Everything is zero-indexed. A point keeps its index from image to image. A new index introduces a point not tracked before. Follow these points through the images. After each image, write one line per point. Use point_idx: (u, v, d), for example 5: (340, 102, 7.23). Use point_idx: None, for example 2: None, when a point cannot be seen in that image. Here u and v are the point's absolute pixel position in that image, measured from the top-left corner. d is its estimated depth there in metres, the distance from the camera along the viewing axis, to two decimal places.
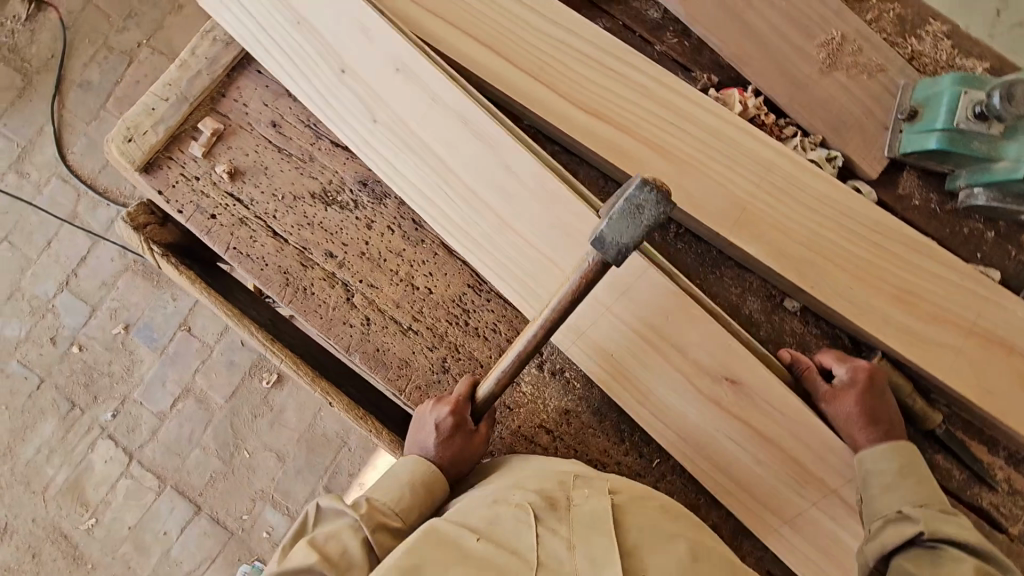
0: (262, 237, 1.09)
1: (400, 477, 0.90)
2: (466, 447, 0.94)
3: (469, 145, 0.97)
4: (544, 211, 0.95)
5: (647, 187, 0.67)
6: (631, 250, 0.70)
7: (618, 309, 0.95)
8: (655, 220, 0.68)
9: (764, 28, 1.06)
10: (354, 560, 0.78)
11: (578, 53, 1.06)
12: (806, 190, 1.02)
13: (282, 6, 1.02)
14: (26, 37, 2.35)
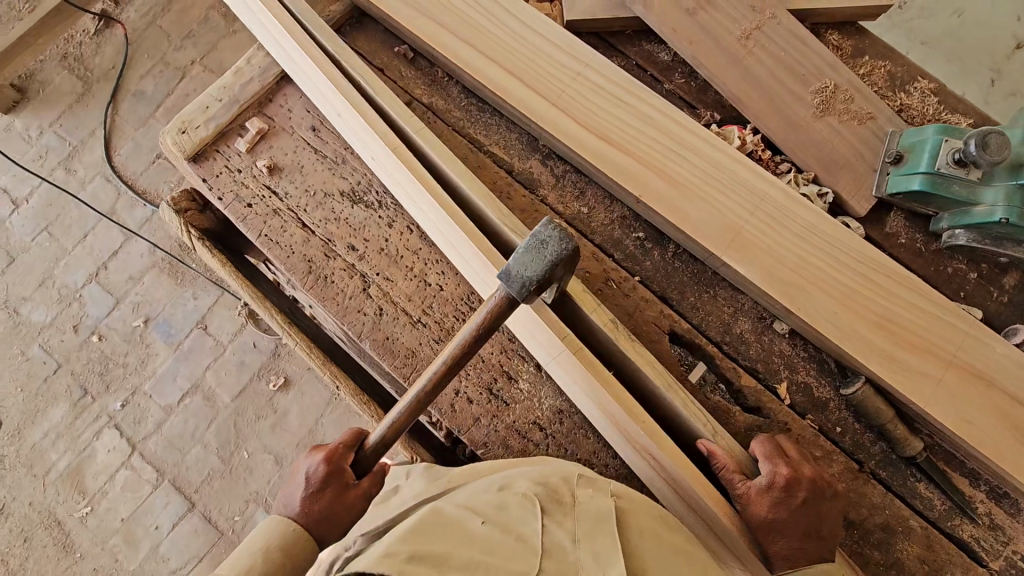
0: (292, 227, 1.18)
1: (253, 551, 0.81)
2: (342, 501, 0.90)
3: (414, 190, 1.07)
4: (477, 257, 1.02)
5: (551, 225, 0.79)
6: (534, 283, 0.79)
7: (557, 362, 0.99)
8: (558, 254, 0.78)
9: (763, 73, 1.16)
10: None
11: (592, 85, 1.17)
12: (798, 220, 1.10)
13: (287, 58, 1.18)
14: (92, 49, 2.57)
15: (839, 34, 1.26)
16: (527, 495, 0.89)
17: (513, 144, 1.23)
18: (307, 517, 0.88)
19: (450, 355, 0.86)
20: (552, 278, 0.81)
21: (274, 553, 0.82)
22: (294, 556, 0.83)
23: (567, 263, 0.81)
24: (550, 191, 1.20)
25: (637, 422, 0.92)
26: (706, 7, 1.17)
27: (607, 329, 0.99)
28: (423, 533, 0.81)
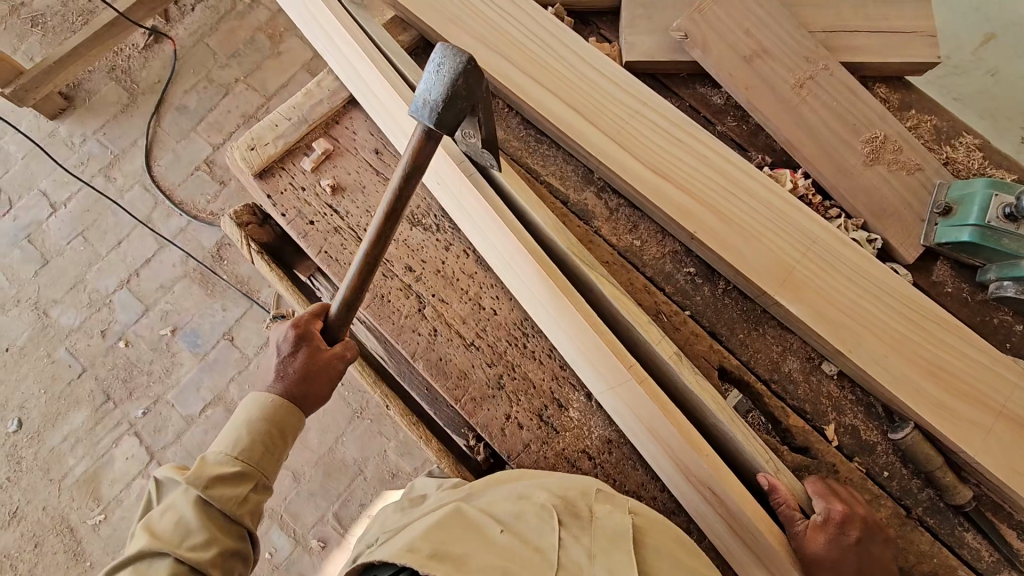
0: (351, 245, 1.21)
1: (236, 427, 1.04)
2: (315, 365, 1.06)
3: (483, 216, 1.08)
4: (523, 266, 1.05)
5: (447, 49, 0.81)
6: (440, 104, 0.79)
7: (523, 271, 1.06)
8: (455, 73, 0.79)
9: (816, 121, 1.20)
10: (191, 524, 0.95)
11: (650, 122, 1.21)
12: (848, 262, 1.11)
13: (364, 89, 1.23)
14: (140, 63, 2.64)
15: (887, 87, 1.31)
16: (546, 505, 0.95)
17: (569, 176, 1.26)
18: (285, 383, 1.06)
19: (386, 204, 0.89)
20: (462, 103, 0.81)
21: (256, 426, 1.04)
22: (274, 425, 1.05)
23: (472, 85, 0.82)
24: (603, 223, 1.23)
25: (689, 446, 0.93)
26: (762, 56, 1.21)
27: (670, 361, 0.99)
28: (446, 534, 0.92)
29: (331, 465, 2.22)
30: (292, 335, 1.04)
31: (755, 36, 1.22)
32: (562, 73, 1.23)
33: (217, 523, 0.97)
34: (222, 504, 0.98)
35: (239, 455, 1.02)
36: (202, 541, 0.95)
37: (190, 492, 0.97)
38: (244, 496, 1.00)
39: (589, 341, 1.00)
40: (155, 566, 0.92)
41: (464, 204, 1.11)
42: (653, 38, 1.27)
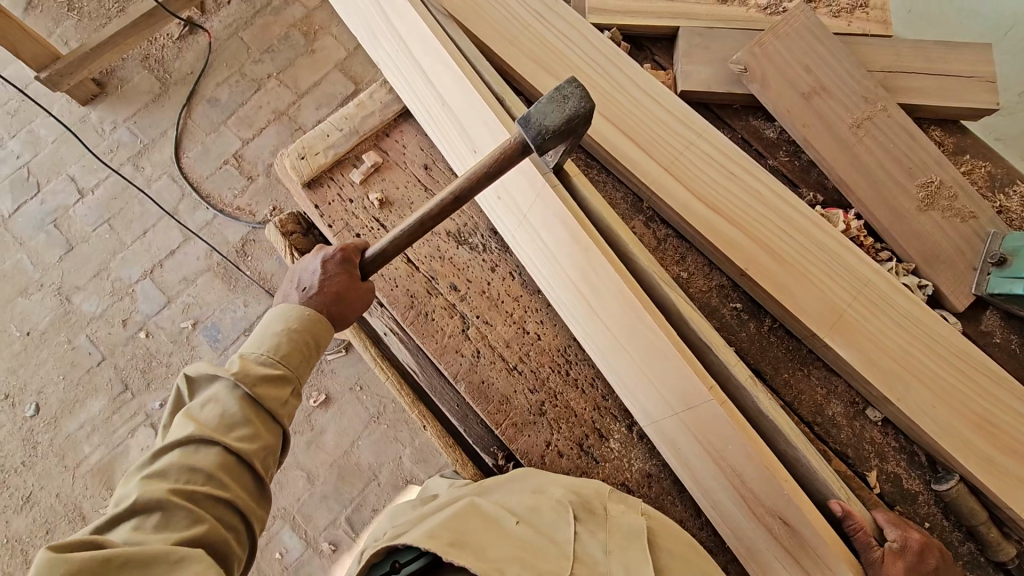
0: (396, 261, 1.20)
1: (276, 329, 0.91)
2: (351, 289, 1.00)
3: (547, 227, 1.05)
4: (580, 272, 1.02)
5: (574, 85, 0.90)
6: (552, 126, 0.87)
7: (570, 274, 1.04)
8: (576, 110, 0.88)
9: (871, 161, 1.19)
10: (234, 416, 0.81)
11: (704, 154, 1.19)
12: (899, 310, 1.11)
13: (422, 98, 1.19)
14: (173, 53, 2.64)
15: (942, 130, 1.30)
16: (563, 500, 0.94)
17: (617, 204, 1.25)
18: (318, 297, 0.97)
19: (460, 184, 0.93)
20: (567, 131, 0.89)
21: (299, 331, 0.92)
22: (313, 333, 0.93)
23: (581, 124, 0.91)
24: (650, 253, 1.22)
25: (769, 475, 0.89)
26: (821, 93, 1.20)
27: (747, 386, 0.98)
28: (460, 526, 0.88)
29: (347, 467, 2.21)
30: (340, 257, 1.00)
31: (815, 73, 1.21)
32: (619, 100, 1.22)
33: (262, 422, 0.84)
34: (269, 403, 0.84)
35: (283, 355, 0.88)
36: (251, 435, 0.81)
37: (236, 385, 0.83)
38: (286, 398, 0.88)
39: (666, 369, 0.96)
40: (202, 453, 0.77)
41: (528, 224, 1.08)
42: (710, 69, 1.26)
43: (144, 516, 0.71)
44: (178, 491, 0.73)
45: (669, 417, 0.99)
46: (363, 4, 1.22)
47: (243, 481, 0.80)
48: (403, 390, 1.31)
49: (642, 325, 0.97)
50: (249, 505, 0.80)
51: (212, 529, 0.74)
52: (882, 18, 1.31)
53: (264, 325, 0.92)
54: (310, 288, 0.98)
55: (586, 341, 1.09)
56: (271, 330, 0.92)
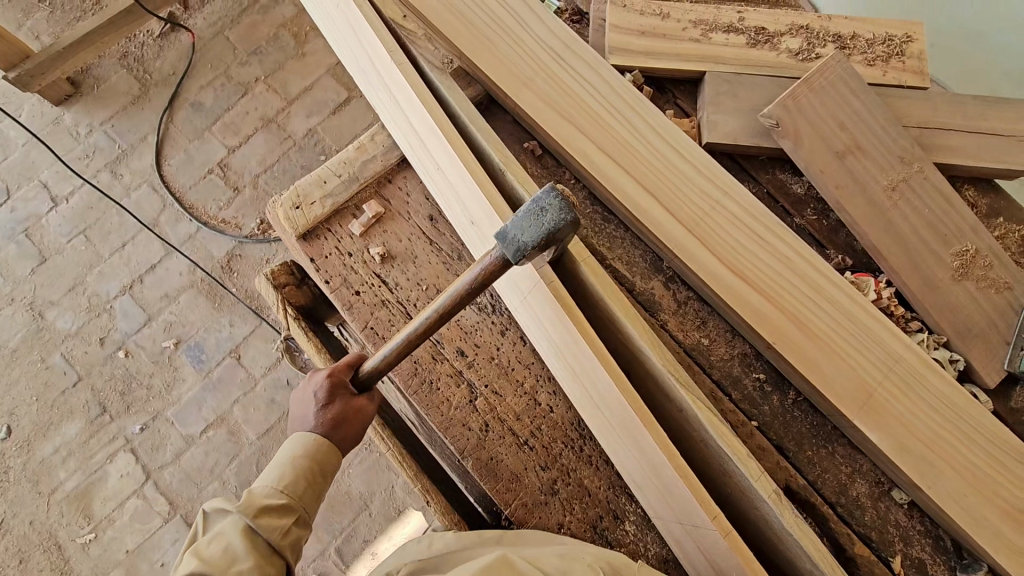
0: (399, 322, 1.11)
1: (283, 459, 0.96)
2: (351, 412, 1.00)
3: (544, 309, 0.97)
4: (579, 362, 0.95)
5: (554, 194, 0.83)
6: (527, 248, 0.82)
7: (569, 360, 0.98)
8: (556, 223, 0.82)
9: (905, 227, 1.13)
10: (237, 549, 0.87)
11: (730, 214, 1.12)
12: (932, 389, 1.06)
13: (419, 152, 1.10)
14: (154, 51, 2.49)
15: (975, 189, 1.23)
16: (594, 566, 0.85)
17: (636, 262, 1.18)
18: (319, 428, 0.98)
19: (444, 304, 0.91)
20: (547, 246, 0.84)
21: (301, 461, 0.96)
22: (317, 462, 0.97)
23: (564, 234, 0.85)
24: (670, 316, 1.15)
25: None
26: (856, 152, 1.14)
27: (771, 501, 0.90)
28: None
29: (336, 497, 2.14)
30: (329, 384, 0.98)
31: (849, 130, 1.14)
32: (640, 152, 1.14)
33: (263, 553, 0.89)
34: (269, 532, 0.90)
35: (286, 488, 0.94)
36: (251, 563, 0.87)
37: (240, 518, 0.90)
38: (287, 527, 0.93)
39: (665, 473, 0.88)
40: None
41: (530, 298, 1.00)
42: (737, 119, 1.18)
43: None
44: None
45: (675, 515, 0.93)
46: (362, 53, 1.16)
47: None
48: (404, 462, 1.19)
49: (636, 424, 0.88)
50: None
51: None
52: (918, 68, 1.24)
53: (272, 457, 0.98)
54: (308, 419, 0.99)
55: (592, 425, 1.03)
56: (276, 463, 0.98)
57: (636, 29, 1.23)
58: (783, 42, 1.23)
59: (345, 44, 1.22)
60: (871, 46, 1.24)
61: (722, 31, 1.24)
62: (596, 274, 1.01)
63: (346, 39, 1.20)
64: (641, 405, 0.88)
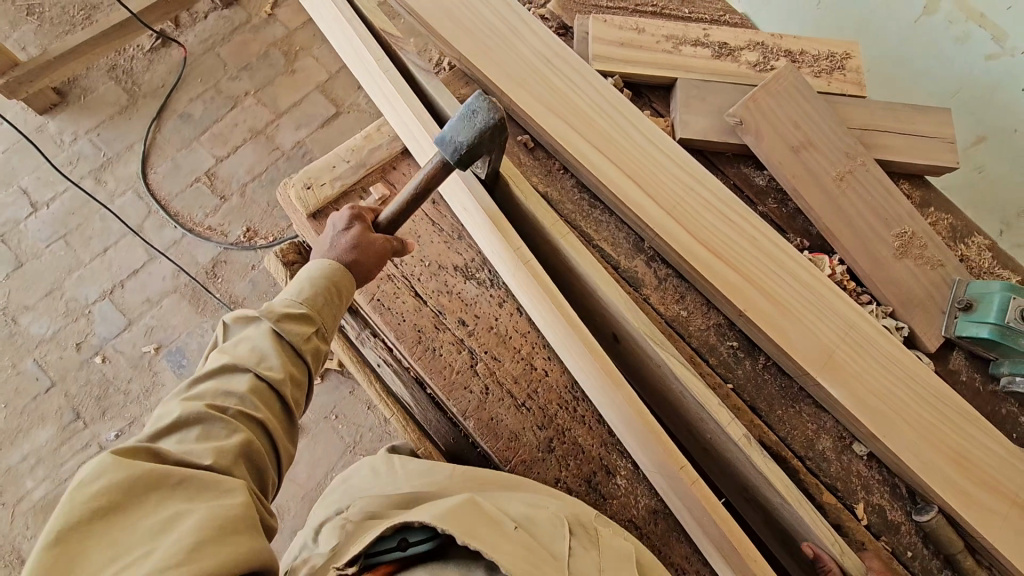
0: (404, 295, 1.19)
1: (305, 279, 1.00)
2: (358, 247, 1.04)
3: (532, 287, 1.09)
4: (561, 330, 1.07)
5: (482, 99, 0.98)
6: (463, 146, 0.97)
7: (554, 329, 1.09)
8: (486, 122, 0.97)
9: (851, 210, 1.29)
10: (265, 349, 0.90)
11: (702, 199, 1.26)
12: (881, 351, 1.20)
13: (407, 136, 1.23)
14: (143, 65, 2.57)
15: (910, 183, 1.41)
16: (559, 515, 0.96)
17: (620, 243, 1.30)
18: (342, 252, 1.03)
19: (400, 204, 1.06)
20: (481, 146, 1.00)
21: (319, 280, 0.99)
22: (335, 281, 1.00)
23: (494, 134, 0.99)
24: (652, 290, 1.27)
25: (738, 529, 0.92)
26: (808, 147, 1.30)
27: (740, 444, 0.97)
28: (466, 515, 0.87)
29: (319, 499, 2.13)
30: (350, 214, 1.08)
31: (803, 129, 1.31)
32: (619, 142, 1.28)
33: (289, 356, 0.92)
34: (294, 337, 0.92)
35: (308, 299, 0.97)
36: (280, 365, 0.89)
37: (267, 323, 0.92)
38: (310, 335, 0.95)
39: (635, 424, 1.00)
40: (237, 379, 0.86)
41: (518, 275, 1.10)
42: (706, 120, 1.35)
43: (185, 432, 0.79)
44: (214, 410, 0.81)
45: (658, 466, 1.02)
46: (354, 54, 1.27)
47: (272, 405, 0.88)
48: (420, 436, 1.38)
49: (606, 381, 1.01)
50: (277, 430, 0.88)
51: (251, 443, 0.82)
52: (857, 80, 1.43)
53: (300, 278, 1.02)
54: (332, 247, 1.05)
55: (585, 385, 1.11)
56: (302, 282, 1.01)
57: (616, 41, 1.39)
58: (742, 55, 1.41)
59: (336, 38, 1.32)
60: (817, 61, 1.43)
61: (691, 44, 1.41)
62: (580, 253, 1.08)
63: (337, 37, 1.31)
64: (613, 366, 1.01)
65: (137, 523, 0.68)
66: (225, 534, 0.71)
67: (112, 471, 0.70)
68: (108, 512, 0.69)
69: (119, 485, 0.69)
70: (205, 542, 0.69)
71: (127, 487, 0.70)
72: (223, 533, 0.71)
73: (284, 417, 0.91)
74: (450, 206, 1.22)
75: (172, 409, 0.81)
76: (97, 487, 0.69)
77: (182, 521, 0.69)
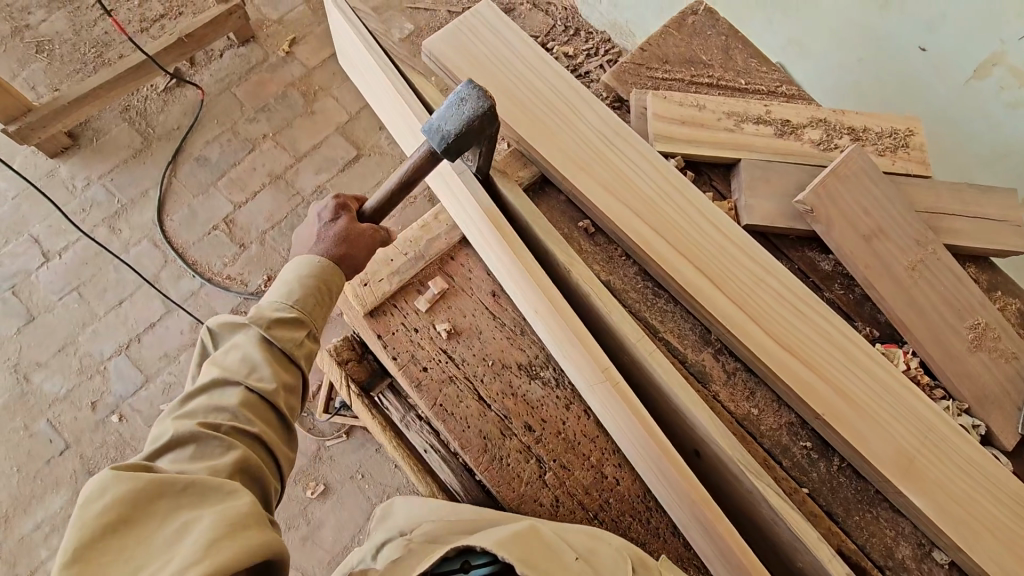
0: (467, 398, 1.13)
1: (291, 279, 1.04)
2: (344, 237, 1.10)
3: (610, 401, 1.03)
4: (643, 449, 1.02)
5: (472, 86, 0.97)
6: (450, 133, 0.96)
7: (634, 446, 1.04)
8: (475, 109, 0.96)
9: (924, 301, 1.24)
10: (253, 360, 0.94)
11: (774, 291, 1.21)
12: (961, 455, 1.15)
13: (466, 221, 1.18)
14: (157, 105, 2.49)
15: (975, 266, 1.37)
16: (623, 552, 0.94)
17: (687, 335, 1.25)
18: (325, 246, 1.08)
19: (390, 189, 1.10)
20: (471, 137, 0.98)
21: (307, 280, 1.04)
22: (323, 278, 1.05)
23: (484, 123, 0.98)
24: (721, 387, 1.22)
25: None
26: (880, 236, 1.26)
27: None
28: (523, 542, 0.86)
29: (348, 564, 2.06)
30: (335, 204, 1.13)
31: (873, 216, 1.26)
32: (688, 231, 1.23)
33: (278, 361, 0.96)
34: (282, 343, 0.97)
35: (296, 301, 1.01)
36: (271, 376, 0.93)
37: (254, 331, 0.97)
38: (300, 341, 1.00)
39: (731, 557, 0.94)
40: (227, 394, 0.90)
41: (596, 390, 1.05)
42: (773, 203, 1.29)
43: (181, 450, 0.84)
44: (205, 428, 0.85)
45: None
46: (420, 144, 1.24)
47: (266, 416, 0.93)
48: None
49: (698, 508, 0.95)
50: (273, 438, 0.93)
51: (246, 455, 0.86)
52: (922, 158, 1.38)
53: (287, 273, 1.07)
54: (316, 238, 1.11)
55: (664, 501, 1.06)
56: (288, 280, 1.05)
57: (677, 119, 1.34)
58: (805, 133, 1.36)
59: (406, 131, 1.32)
60: (880, 139, 1.39)
61: (754, 121, 1.36)
62: (661, 362, 1.04)
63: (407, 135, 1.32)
64: (708, 495, 0.95)
65: (149, 534, 0.73)
66: (236, 530, 0.74)
67: (117, 486, 0.74)
68: (119, 525, 0.73)
69: (126, 498, 0.74)
70: (216, 539, 0.72)
71: (131, 501, 0.74)
72: (232, 529, 0.74)
73: (279, 424, 0.95)
74: (515, 300, 1.16)
75: (167, 429, 0.86)
76: (101, 505, 0.73)
77: (192, 531, 0.73)
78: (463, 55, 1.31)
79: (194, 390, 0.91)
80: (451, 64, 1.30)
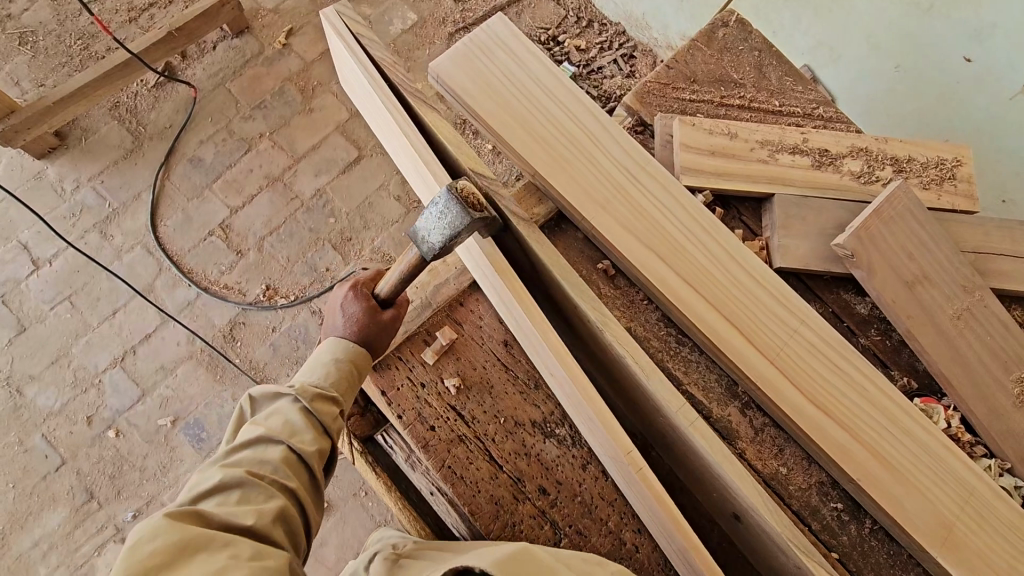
0: (477, 459, 1.06)
1: (325, 361, 1.01)
2: (369, 322, 1.04)
3: (630, 475, 0.96)
4: (665, 527, 0.94)
5: (451, 197, 0.89)
6: (435, 248, 0.91)
7: (655, 520, 0.97)
8: (457, 224, 0.89)
9: (968, 352, 1.16)
10: (297, 422, 0.93)
11: (807, 342, 1.12)
12: (1005, 522, 1.07)
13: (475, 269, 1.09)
14: (148, 103, 2.37)
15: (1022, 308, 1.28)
16: None
17: (712, 388, 1.17)
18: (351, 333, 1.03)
19: (388, 290, 1.04)
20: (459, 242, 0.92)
21: (342, 364, 1.01)
22: (354, 362, 1.02)
23: (472, 229, 0.91)
24: (747, 444, 1.14)
25: None
26: (924, 282, 1.16)
27: None
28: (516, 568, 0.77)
29: None
30: (354, 294, 1.06)
31: (917, 261, 1.17)
32: (716, 275, 1.13)
33: (319, 430, 0.95)
34: (323, 415, 0.96)
35: (332, 384, 0.99)
36: (314, 439, 0.93)
37: (297, 400, 0.96)
38: (336, 416, 0.98)
39: None
40: (272, 450, 0.89)
41: (618, 462, 0.97)
42: (808, 243, 1.20)
43: (225, 496, 0.83)
44: (252, 477, 0.85)
45: None
46: (417, 175, 1.11)
47: (303, 478, 0.91)
48: None
49: None
50: (308, 502, 0.91)
51: (286, 516, 0.85)
52: (968, 192, 1.28)
53: (317, 357, 1.03)
54: (340, 324, 1.05)
55: None
56: (321, 361, 1.02)
57: (706, 148, 1.23)
58: (845, 163, 1.26)
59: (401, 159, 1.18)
60: (925, 169, 1.28)
61: (788, 151, 1.25)
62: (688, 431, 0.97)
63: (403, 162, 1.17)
64: None
65: None
66: None
67: (164, 534, 0.74)
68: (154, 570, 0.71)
69: (169, 545, 0.74)
70: None
71: (177, 548, 0.74)
72: None
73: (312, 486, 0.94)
74: (528, 354, 1.08)
75: (213, 475, 0.85)
76: (148, 549, 0.73)
77: None
78: (474, 79, 1.19)
79: (236, 443, 0.90)
80: (459, 87, 1.18)
